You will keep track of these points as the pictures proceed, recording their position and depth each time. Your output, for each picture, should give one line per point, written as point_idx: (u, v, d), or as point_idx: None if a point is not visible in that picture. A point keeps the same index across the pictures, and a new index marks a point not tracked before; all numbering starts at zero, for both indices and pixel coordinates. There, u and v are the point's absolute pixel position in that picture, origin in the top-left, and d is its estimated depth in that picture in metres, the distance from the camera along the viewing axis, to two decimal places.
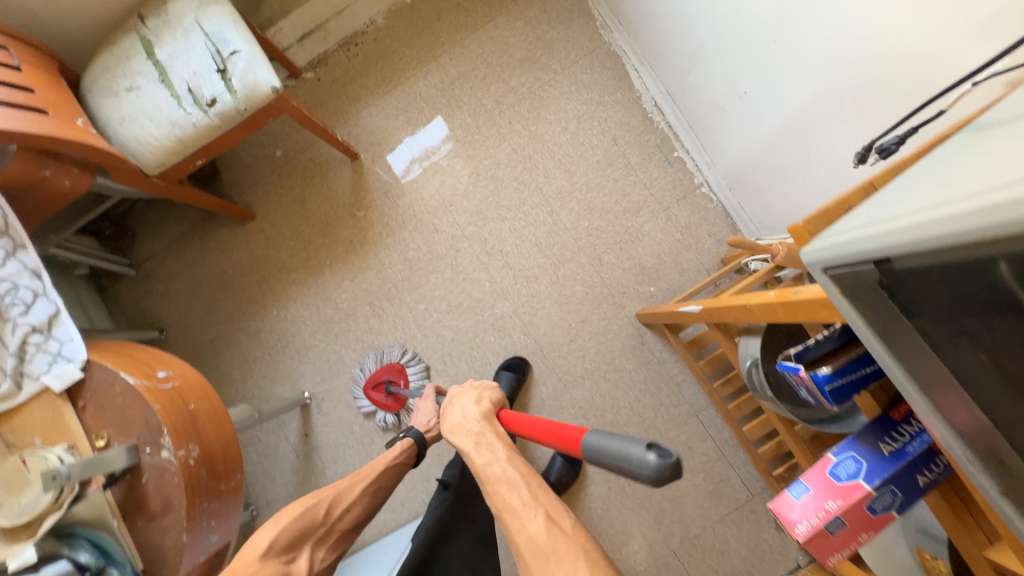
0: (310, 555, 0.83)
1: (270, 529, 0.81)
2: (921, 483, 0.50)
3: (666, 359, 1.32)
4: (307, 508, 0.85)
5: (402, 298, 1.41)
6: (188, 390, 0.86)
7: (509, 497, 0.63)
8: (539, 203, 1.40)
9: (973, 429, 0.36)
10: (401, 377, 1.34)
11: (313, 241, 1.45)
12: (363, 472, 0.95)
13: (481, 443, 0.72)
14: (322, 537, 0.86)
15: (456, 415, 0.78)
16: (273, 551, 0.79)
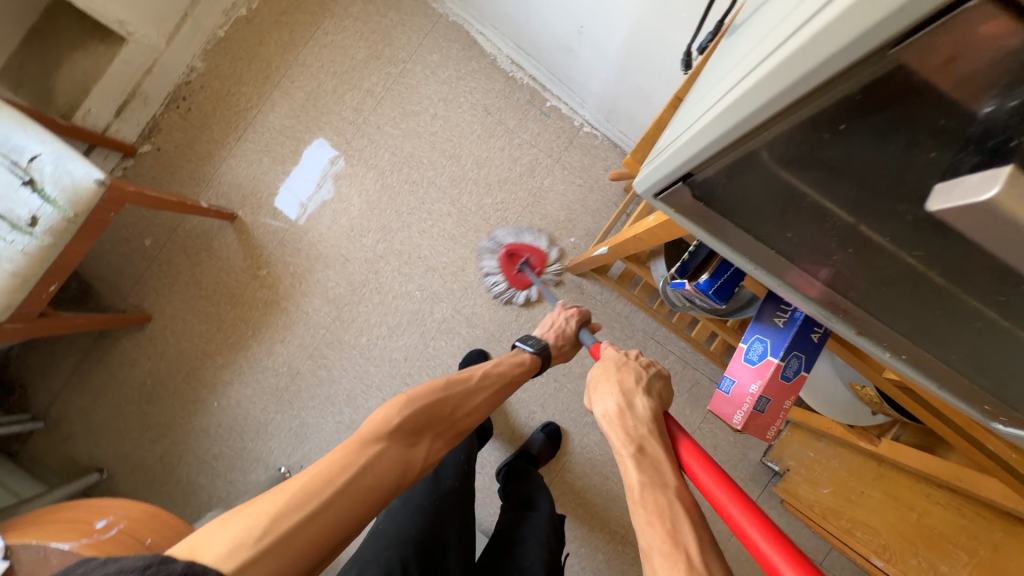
0: (429, 445, 0.81)
1: (398, 409, 0.78)
2: (816, 338, 0.55)
3: (609, 299, 1.37)
4: (436, 397, 0.83)
5: (341, 339, 1.35)
6: (139, 526, 0.79)
7: (668, 542, 0.57)
8: (438, 197, 1.37)
9: (822, 295, 0.44)
10: (540, 262, 1.34)
11: (226, 318, 1.35)
12: (493, 380, 0.94)
13: (646, 456, 0.66)
14: (443, 431, 0.83)
15: (615, 403, 0.74)
16: (400, 432, 0.77)
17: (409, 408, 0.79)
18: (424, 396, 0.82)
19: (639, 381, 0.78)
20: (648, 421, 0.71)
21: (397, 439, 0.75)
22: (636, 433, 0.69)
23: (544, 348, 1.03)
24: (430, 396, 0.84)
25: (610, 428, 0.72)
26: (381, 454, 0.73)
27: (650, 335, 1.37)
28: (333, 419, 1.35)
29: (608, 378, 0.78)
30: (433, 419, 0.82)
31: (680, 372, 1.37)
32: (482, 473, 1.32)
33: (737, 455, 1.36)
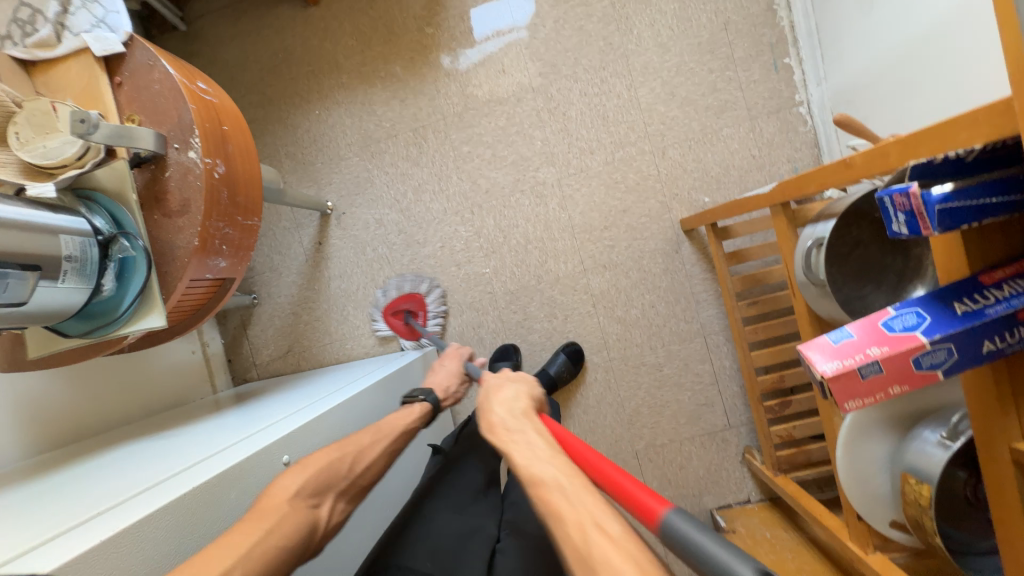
0: (333, 506, 0.69)
1: (298, 473, 0.67)
2: (985, 349, 0.45)
3: (694, 274, 1.26)
4: (329, 455, 0.71)
5: (448, 135, 1.33)
6: (225, 114, 0.81)
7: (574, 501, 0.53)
8: (621, 74, 1.27)
9: None
10: (423, 310, 1.32)
11: (372, 47, 1.35)
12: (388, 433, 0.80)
13: (522, 440, 0.65)
14: (345, 491, 0.71)
15: (502, 406, 0.73)
16: (301, 496, 0.65)
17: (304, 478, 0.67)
18: (325, 454, 0.72)
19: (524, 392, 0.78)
20: (530, 417, 0.70)
21: (297, 503, 0.64)
22: (515, 426, 0.68)
23: (429, 396, 0.91)
24: (329, 454, 0.72)
25: (492, 441, 0.68)
26: (287, 520, 0.61)
27: (704, 333, 1.27)
28: (393, 196, 1.36)
29: (500, 394, 0.76)
30: (332, 477, 0.70)
31: (703, 384, 1.28)
32: (476, 329, 1.33)
33: (693, 488, 1.29)
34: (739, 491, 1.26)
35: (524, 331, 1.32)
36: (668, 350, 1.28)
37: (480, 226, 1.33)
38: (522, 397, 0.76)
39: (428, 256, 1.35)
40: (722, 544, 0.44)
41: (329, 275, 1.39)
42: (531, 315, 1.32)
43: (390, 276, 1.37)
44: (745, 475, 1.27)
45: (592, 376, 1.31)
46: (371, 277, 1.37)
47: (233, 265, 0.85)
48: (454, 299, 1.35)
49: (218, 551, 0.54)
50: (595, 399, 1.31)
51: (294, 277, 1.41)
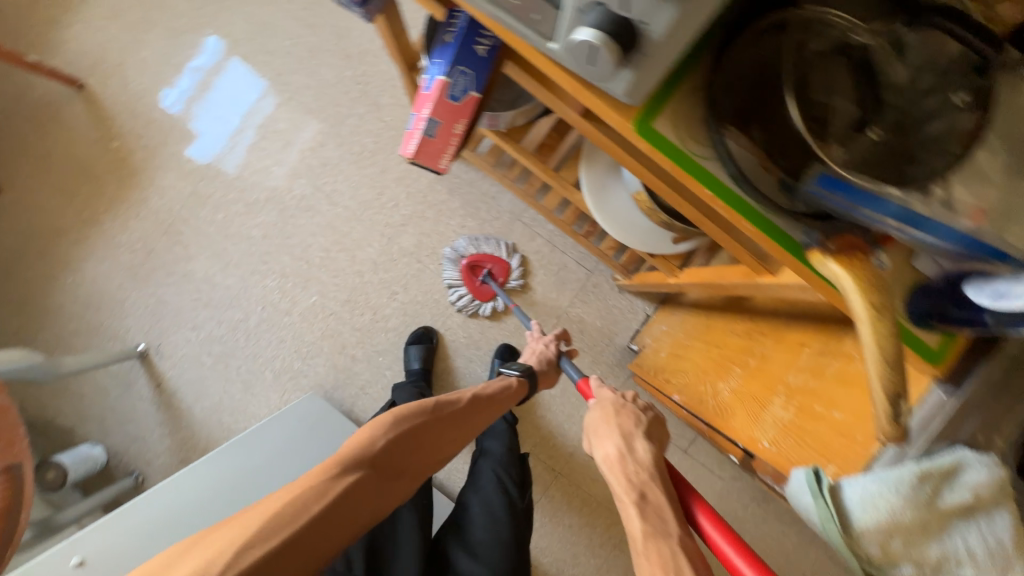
0: (414, 472, 0.73)
1: (386, 426, 0.71)
2: (479, 52, 0.50)
3: (474, 178, 1.32)
4: (422, 419, 0.75)
5: (199, 217, 1.33)
6: None
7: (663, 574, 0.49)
8: (297, 70, 1.31)
9: None
10: (503, 272, 1.30)
11: (77, 192, 1.32)
12: (482, 404, 0.84)
13: (649, 503, 0.54)
14: (428, 459, 0.75)
15: (615, 445, 0.62)
16: (382, 456, 0.69)
17: (390, 450, 0.70)
18: (422, 430, 0.75)
19: (645, 422, 0.67)
20: (658, 467, 0.59)
21: (376, 470, 0.68)
22: (639, 480, 0.57)
23: (529, 370, 0.93)
24: (419, 415, 0.75)
25: (610, 478, 0.60)
26: (360, 481, 0.65)
27: (516, 217, 1.33)
28: (190, 298, 1.33)
29: (602, 424, 0.66)
30: (421, 440, 0.74)
31: (547, 255, 1.33)
32: (343, 351, 1.33)
33: (603, 339, 1.34)
34: (635, 314, 1.33)
35: (382, 323, 1.33)
36: (502, 250, 1.33)
37: (281, 267, 1.33)
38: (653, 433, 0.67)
39: (258, 326, 1.33)
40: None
41: (187, 405, 1.33)
42: (377, 306, 1.33)
43: (239, 364, 1.33)
44: (631, 298, 1.34)
45: (462, 315, 1.33)
46: (224, 378, 1.33)
47: (5, 449, 0.81)
48: (306, 341, 1.33)
49: (290, 495, 0.61)
50: (478, 332, 1.33)
51: (159, 429, 1.33)
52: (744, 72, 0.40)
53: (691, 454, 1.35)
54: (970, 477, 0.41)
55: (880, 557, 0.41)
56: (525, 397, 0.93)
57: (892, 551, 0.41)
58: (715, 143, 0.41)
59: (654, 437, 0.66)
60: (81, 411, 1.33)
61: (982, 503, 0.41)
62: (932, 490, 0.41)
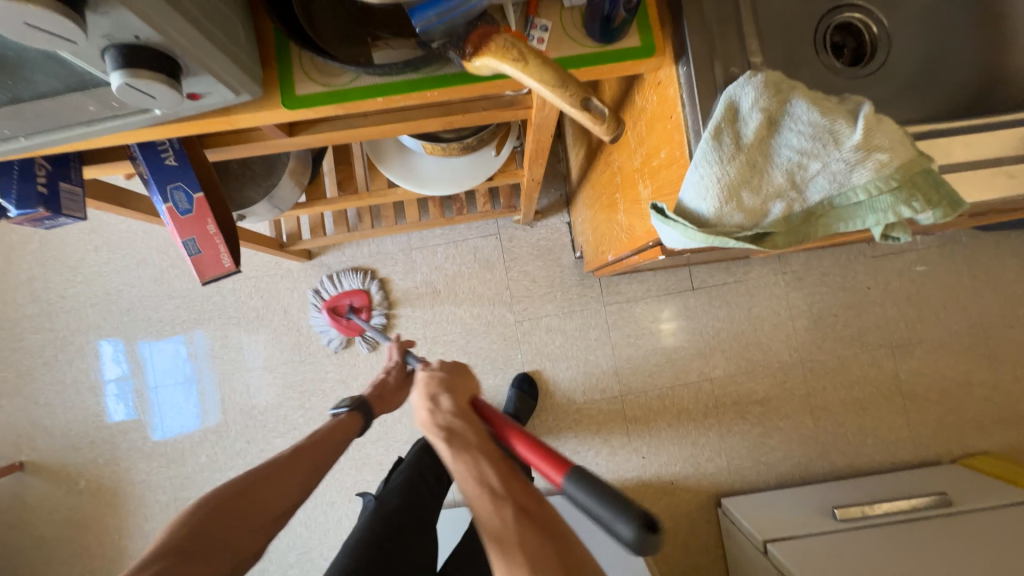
0: (245, 546, 0.68)
1: (196, 514, 0.67)
2: (168, 162, 0.54)
3: (352, 251, 1.36)
4: (227, 500, 0.70)
5: (191, 474, 1.35)
6: None
7: (480, 489, 0.52)
8: (158, 302, 1.36)
9: (28, 119, 0.37)
10: (364, 305, 1.33)
11: (89, 542, 1.34)
12: (319, 450, 0.80)
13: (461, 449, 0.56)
14: (266, 522, 0.71)
15: (424, 408, 0.61)
16: (197, 540, 0.64)
17: (198, 531, 0.65)
18: (239, 499, 0.71)
19: (447, 377, 0.65)
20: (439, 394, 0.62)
21: (186, 549, 0.63)
22: (449, 423, 0.59)
23: (356, 401, 0.87)
24: (236, 483, 0.72)
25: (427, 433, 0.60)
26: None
27: (408, 248, 1.36)
28: None
29: (422, 400, 0.62)
30: (236, 515, 0.69)
31: (456, 252, 1.35)
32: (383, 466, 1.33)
33: (554, 270, 1.35)
34: (557, 229, 1.34)
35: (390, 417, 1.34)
36: (421, 282, 1.35)
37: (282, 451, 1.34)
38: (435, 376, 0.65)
39: (307, 510, 1.33)
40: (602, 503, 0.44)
41: None
42: None
43: (319, 549, 1.33)
44: (543, 221, 1.35)
45: (440, 354, 1.34)
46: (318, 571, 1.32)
47: None
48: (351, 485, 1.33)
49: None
50: (463, 354, 1.34)
51: None
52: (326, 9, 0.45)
53: (698, 286, 1.34)
54: (746, 102, 0.42)
55: (747, 218, 0.43)
56: (362, 431, 0.87)
57: (750, 207, 0.42)
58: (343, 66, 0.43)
59: (458, 386, 0.65)
60: None
61: (774, 111, 0.42)
62: (732, 137, 0.42)
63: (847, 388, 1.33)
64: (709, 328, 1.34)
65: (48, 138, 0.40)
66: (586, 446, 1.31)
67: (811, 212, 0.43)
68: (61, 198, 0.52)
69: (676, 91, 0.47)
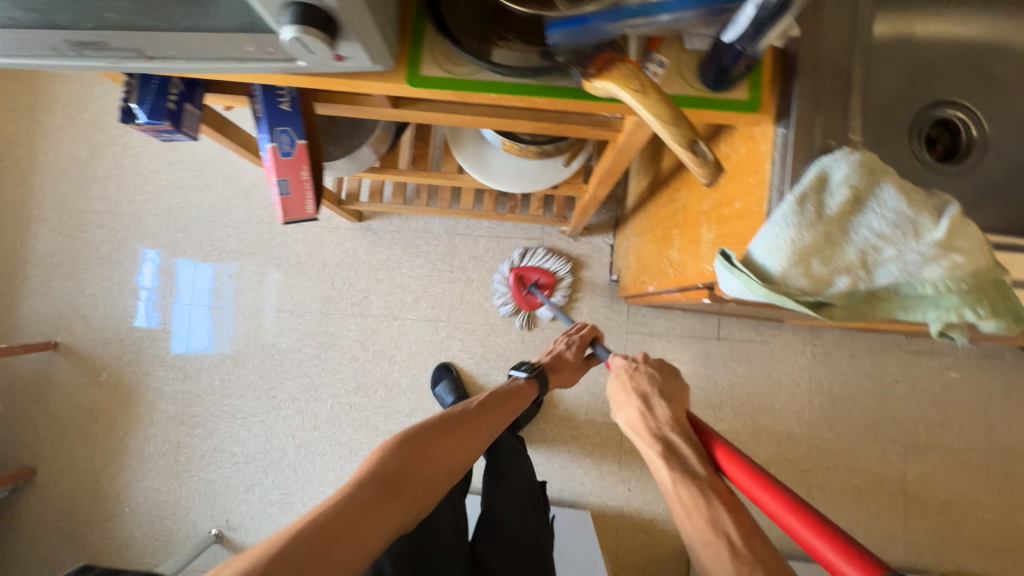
0: (425, 494, 0.68)
1: (396, 446, 0.68)
2: (283, 104, 0.58)
3: (400, 223, 1.40)
4: (427, 436, 0.71)
5: (202, 394, 1.42)
6: None
7: (715, 530, 0.49)
8: (212, 227, 1.43)
9: (195, 46, 0.42)
10: (548, 279, 1.34)
11: (96, 432, 1.42)
12: (487, 414, 0.81)
13: (666, 451, 0.57)
14: (444, 475, 0.71)
15: (634, 408, 0.64)
16: (395, 476, 0.65)
17: (397, 465, 0.66)
18: (428, 443, 0.71)
19: (658, 379, 0.69)
20: (687, 431, 0.59)
21: (387, 482, 0.64)
22: (664, 435, 0.59)
23: (537, 371, 0.93)
24: (429, 429, 0.73)
25: (635, 436, 0.63)
26: (373, 498, 0.61)
27: (453, 233, 1.39)
28: (231, 464, 1.40)
29: (620, 390, 0.67)
30: (428, 458, 0.70)
31: (498, 248, 1.39)
32: (379, 433, 1.37)
33: (587, 287, 1.37)
34: (599, 249, 1.36)
35: (396, 388, 1.38)
36: (457, 267, 1.39)
37: (290, 393, 1.40)
38: (665, 392, 0.66)
39: (299, 454, 1.38)
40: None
41: None
42: (384, 377, 1.38)
43: (299, 494, 1.38)
44: (587, 237, 1.37)
45: (458, 340, 1.38)
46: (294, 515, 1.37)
47: None
48: (344, 443, 1.38)
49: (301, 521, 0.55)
50: (480, 346, 1.37)
51: None
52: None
53: (725, 337, 1.34)
54: (837, 176, 0.43)
55: (810, 284, 0.44)
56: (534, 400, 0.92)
57: (817, 274, 0.44)
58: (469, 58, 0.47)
59: (669, 392, 0.67)
60: None
61: (863, 190, 0.43)
62: (816, 205, 0.44)
63: (849, 476, 1.31)
64: (725, 381, 1.34)
65: (205, 66, 0.44)
66: (576, 464, 1.33)
67: (874, 293, 0.45)
68: (184, 117, 0.57)
69: (770, 148, 0.49)
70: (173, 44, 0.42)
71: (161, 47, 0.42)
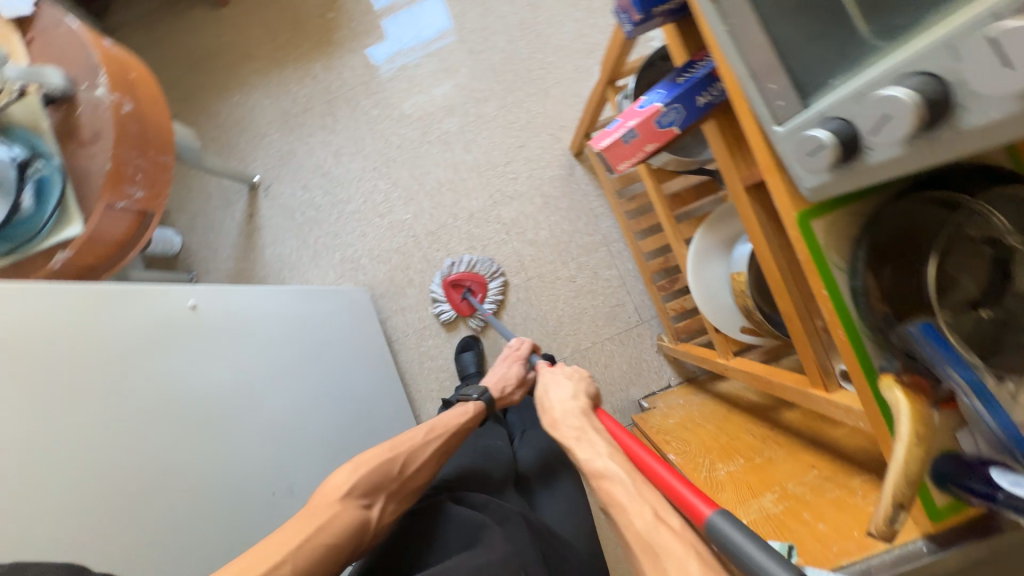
0: (384, 507, 0.77)
1: (347, 473, 0.75)
2: (700, 102, 0.61)
3: (590, 192, 1.43)
4: (382, 462, 0.78)
5: (358, 105, 1.50)
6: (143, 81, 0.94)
7: (635, 501, 0.58)
8: (500, 31, 1.48)
9: (749, 41, 0.45)
10: (482, 290, 1.39)
11: (282, 35, 1.52)
12: (440, 434, 0.88)
13: (582, 436, 0.75)
14: (395, 491, 0.79)
15: (569, 424, 0.79)
16: (353, 495, 0.74)
17: (355, 485, 0.74)
18: (381, 461, 0.79)
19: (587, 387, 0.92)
20: (589, 417, 0.79)
21: (350, 505, 0.72)
22: (578, 431, 0.77)
23: (487, 397, 0.99)
24: (379, 456, 0.79)
25: (559, 431, 0.80)
26: (336, 519, 0.70)
27: (606, 242, 1.42)
28: (315, 162, 1.50)
29: (561, 389, 0.89)
30: (382, 480, 0.78)
31: (613, 288, 1.42)
32: (405, 271, 1.46)
33: (620, 384, 1.41)
34: (659, 377, 1.39)
35: (449, 265, 1.45)
36: (578, 262, 1.42)
37: (397, 177, 1.48)
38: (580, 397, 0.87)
39: (352, 213, 1.49)
40: (761, 546, 0.44)
41: (262, 243, 1.50)
42: (453, 250, 1.45)
43: (321, 232, 1.49)
44: (664, 361, 1.40)
45: (515, 296, 1.44)
46: (302, 238, 1.49)
47: (150, 197, 0.95)
48: (380, 247, 1.47)
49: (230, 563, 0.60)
50: (521, 316, 1.43)
51: (230, 250, 1.50)
52: (902, 220, 0.49)
53: None
54: None
55: None
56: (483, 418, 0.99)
57: None
58: (853, 260, 0.50)
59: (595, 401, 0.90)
60: (183, 203, 1.52)
61: None
62: None
63: None
64: None
65: (729, 49, 0.48)
66: None
67: None
68: (647, 23, 0.61)
69: (895, 543, 0.52)
70: (740, 23, 0.45)
71: (731, 13, 0.46)
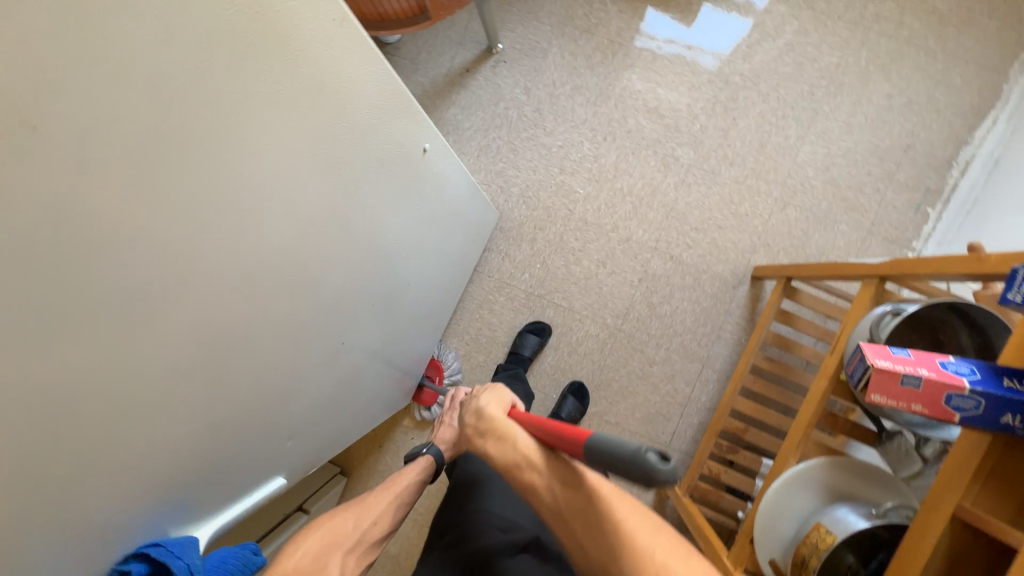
0: (341, 562, 0.73)
1: (302, 539, 0.72)
2: (1002, 420, 0.53)
3: (734, 314, 1.35)
4: (332, 526, 0.75)
5: (631, 67, 1.40)
6: None
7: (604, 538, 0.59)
8: (800, 121, 1.34)
9: None
10: (440, 373, 1.36)
11: None
12: (386, 488, 0.86)
13: (495, 438, 0.69)
14: (352, 547, 0.75)
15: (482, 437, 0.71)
16: (302, 565, 0.69)
17: (303, 564, 0.69)
18: (336, 518, 0.77)
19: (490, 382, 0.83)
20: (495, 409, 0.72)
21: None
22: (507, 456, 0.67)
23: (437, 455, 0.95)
24: (339, 520, 0.77)
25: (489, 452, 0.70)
26: None
27: (705, 363, 1.35)
28: (554, 77, 1.42)
29: (483, 397, 0.76)
30: (337, 539, 0.74)
31: (674, 401, 1.36)
32: (536, 228, 1.41)
33: None
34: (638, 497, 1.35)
35: (572, 258, 1.39)
36: (669, 355, 1.36)
37: (602, 152, 1.39)
38: (493, 398, 0.76)
39: (541, 145, 1.41)
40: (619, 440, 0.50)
41: (454, 100, 1.44)
42: (586, 250, 1.39)
43: (504, 135, 1.43)
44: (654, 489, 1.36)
45: (596, 330, 1.38)
46: (486, 125, 1.43)
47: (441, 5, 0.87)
48: (536, 191, 1.41)
49: None
50: (585, 349, 1.38)
51: (426, 80, 1.45)
52: None
53: None
54: None
55: None
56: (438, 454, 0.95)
57: None
58: None
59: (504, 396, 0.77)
60: None
61: None
62: None
63: None
64: None
65: None
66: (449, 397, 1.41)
67: None
68: None
69: None
70: None
71: None
